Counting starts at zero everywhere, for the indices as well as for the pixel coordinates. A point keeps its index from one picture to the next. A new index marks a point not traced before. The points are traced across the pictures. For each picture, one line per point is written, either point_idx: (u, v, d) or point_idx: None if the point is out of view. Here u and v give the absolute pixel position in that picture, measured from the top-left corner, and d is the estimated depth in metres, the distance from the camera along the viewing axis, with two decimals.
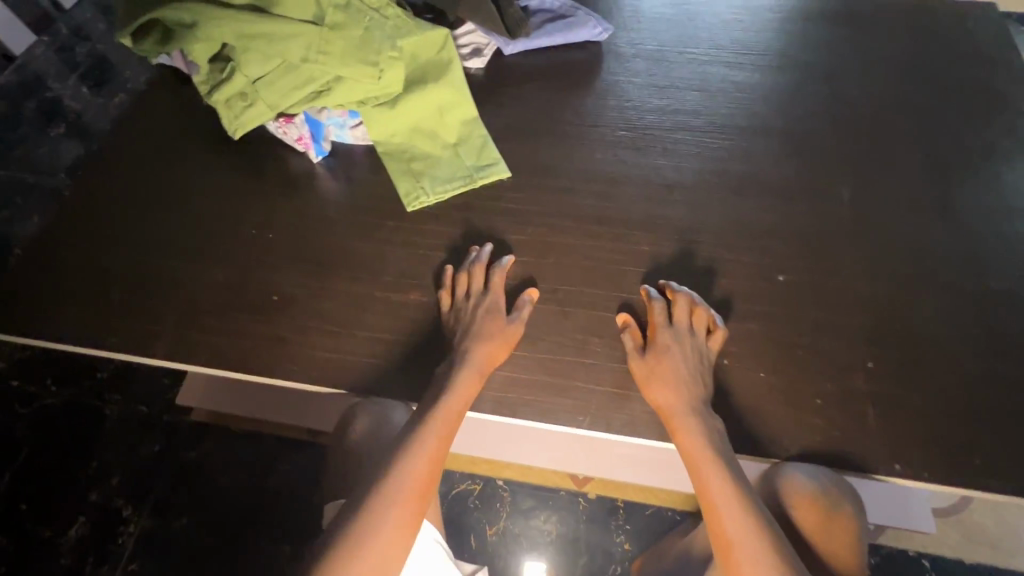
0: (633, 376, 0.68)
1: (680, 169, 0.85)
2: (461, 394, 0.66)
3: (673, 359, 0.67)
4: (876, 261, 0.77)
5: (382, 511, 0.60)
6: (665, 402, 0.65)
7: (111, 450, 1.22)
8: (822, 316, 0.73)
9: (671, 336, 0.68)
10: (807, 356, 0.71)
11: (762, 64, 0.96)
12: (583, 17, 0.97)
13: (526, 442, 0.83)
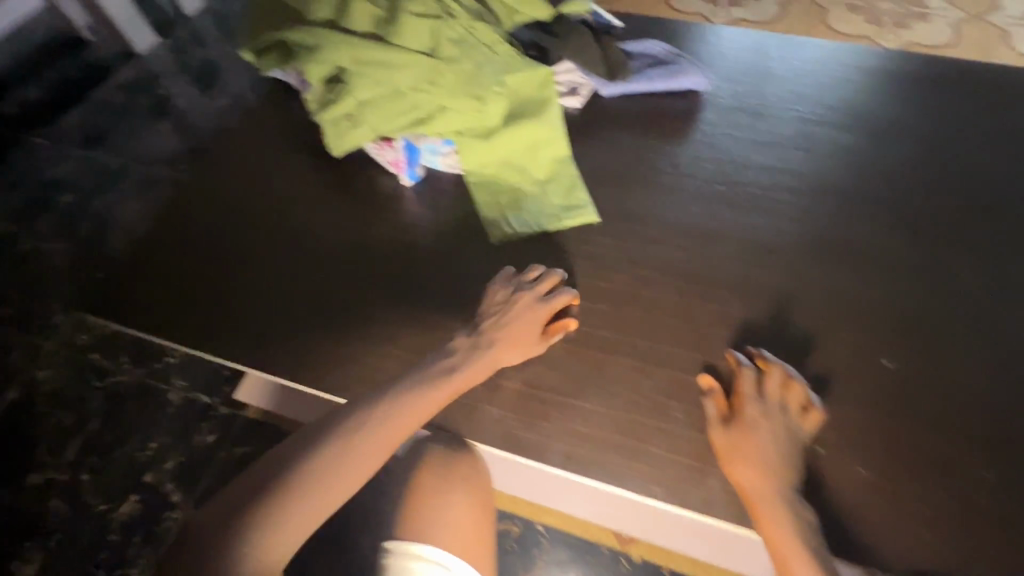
0: (715, 451, 0.63)
1: (780, 230, 0.80)
2: (472, 374, 0.67)
3: (761, 437, 0.61)
4: (1000, 357, 0.69)
5: (356, 453, 0.59)
6: (752, 484, 0.60)
7: (170, 434, 1.27)
8: (933, 413, 0.66)
9: (763, 412, 0.63)
10: (910, 454, 0.64)
11: (875, 128, 0.90)
12: (687, 66, 0.95)
13: (572, 497, 0.71)
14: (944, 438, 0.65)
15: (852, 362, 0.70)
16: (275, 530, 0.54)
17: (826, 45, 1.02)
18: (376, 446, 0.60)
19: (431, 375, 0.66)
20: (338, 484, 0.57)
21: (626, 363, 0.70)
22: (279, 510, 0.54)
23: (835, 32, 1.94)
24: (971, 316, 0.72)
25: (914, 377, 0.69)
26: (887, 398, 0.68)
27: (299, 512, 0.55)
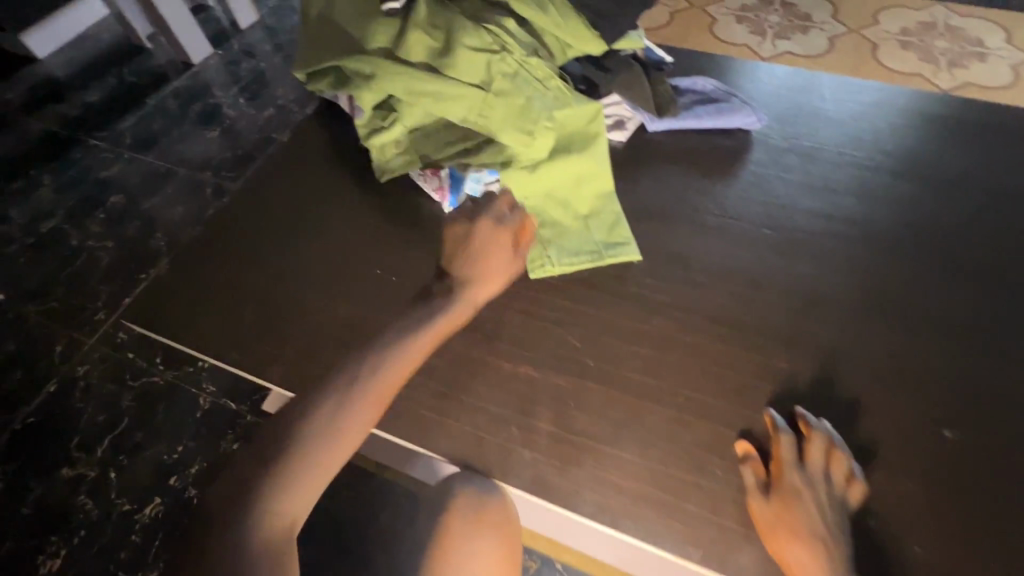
0: (755, 523, 0.59)
1: (832, 280, 0.77)
2: (453, 318, 0.73)
3: (804, 510, 0.58)
4: None
5: (352, 405, 0.63)
6: (798, 563, 0.56)
7: (197, 439, 1.28)
8: (995, 489, 0.62)
9: (805, 484, 0.59)
10: (969, 534, 0.60)
11: (936, 178, 0.87)
12: (738, 104, 0.93)
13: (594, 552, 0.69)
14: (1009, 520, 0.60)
15: (907, 427, 0.66)
16: (287, 493, 0.57)
17: (883, 88, 0.99)
18: (370, 399, 0.64)
19: (411, 330, 0.70)
20: (342, 441, 0.61)
21: (664, 411, 0.68)
22: (292, 470, 0.58)
23: (885, 68, 1.90)
24: None
25: (974, 449, 0.64)
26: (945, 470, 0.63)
27: (312, 471, 0.58)
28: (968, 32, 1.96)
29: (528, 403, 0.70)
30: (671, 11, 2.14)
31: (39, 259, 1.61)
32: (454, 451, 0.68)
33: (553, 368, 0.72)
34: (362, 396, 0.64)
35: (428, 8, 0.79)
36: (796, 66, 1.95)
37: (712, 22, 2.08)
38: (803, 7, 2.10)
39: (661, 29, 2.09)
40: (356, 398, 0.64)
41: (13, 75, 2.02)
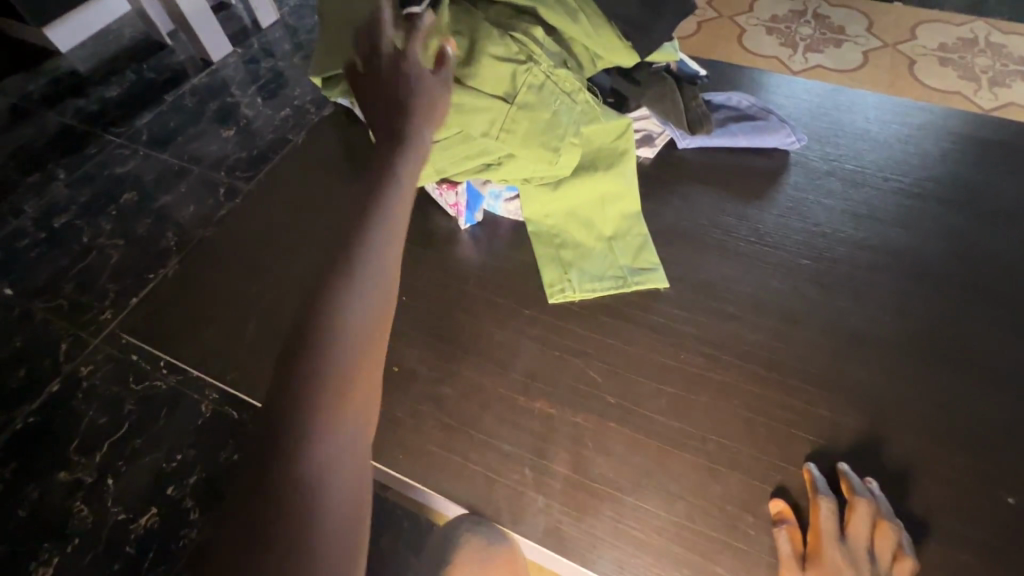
0: None
1: (878, 320, 0.71)
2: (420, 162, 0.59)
3: None
4: None
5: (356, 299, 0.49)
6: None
7: (196, 448, 1.24)
8: None
9: (846, 559, 0.53)
10: None
11: (989, 210, 0.80)
12: (776, 123, 0.87)
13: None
14: None
15: (961, 490, 0.59)
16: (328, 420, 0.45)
17: (932, 108, 0.92)
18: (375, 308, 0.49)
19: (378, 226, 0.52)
20: (371, 344, 0.49)
21: (690, 459, 0.62)
22: (328, 397, 0.46)
23: (924, 85, 1.82)
24: None
25: None
26: (1003, 541, 0.56)
27: (349, 387, 0.47)
28: (1013, 50, 1.87)
29: (543, 442, 0.64)
30: (699, 20, 2.07)
31: (50, 254, 1.59)
32: (460, 491, 0.63)
33: (571, 404, 0.67)
34: (355, 323, 0.48)
35: (451, 9, 0.74)
36: (829, 80, 1.87)
37: (742, 32, 2.02)
38: (838, 19, 2.03)
39: (689, 39, 2.02)
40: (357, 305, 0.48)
41: (34, 68, 2.02)
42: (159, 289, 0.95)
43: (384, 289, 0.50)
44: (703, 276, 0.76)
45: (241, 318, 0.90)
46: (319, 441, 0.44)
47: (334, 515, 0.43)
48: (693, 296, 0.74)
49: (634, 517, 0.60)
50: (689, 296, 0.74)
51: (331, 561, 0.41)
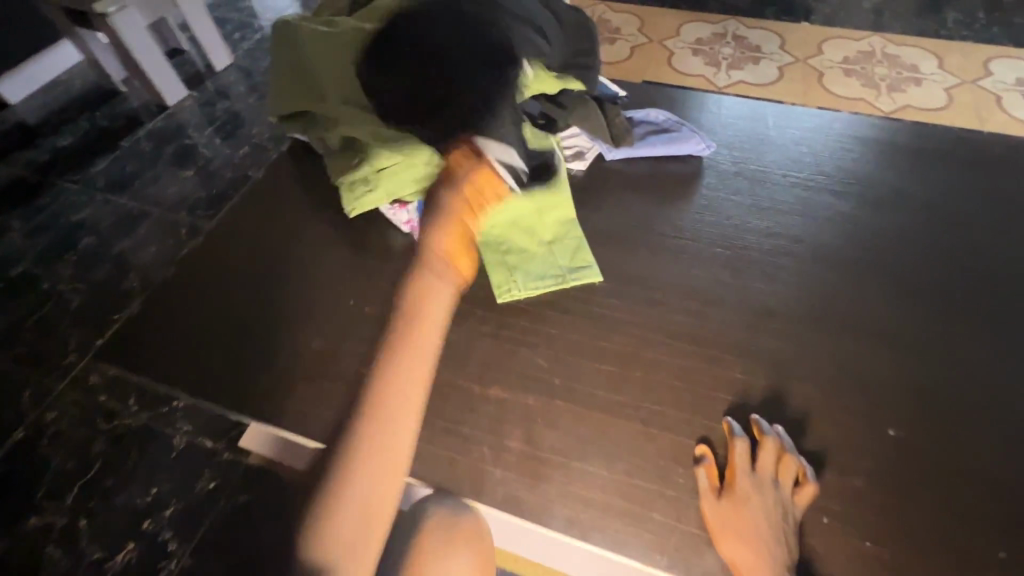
0: (707, 522, 0.63)
1: (781, 294, 0.82)
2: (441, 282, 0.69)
3: (752, 511, 0.62)
4: (990, 425, 0.69)
5: (396, 379, 0.63)
6: (744, 561, 0.59)
7: (172, 480, 1.26)
8: (931, 481, 0.66)
9: (753, 485, 0.63)
10: (912, 525, 0.63)
11: (872, 197, 0.94)
12: (688, 133, 1.00)
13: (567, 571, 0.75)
14: (943, 508, 0.64)
15: (852, 429, 0.70)
16: (355, 470, 0.59)
17: (821, 113, 1.07)
18: (405, 390, 0.62)
19: (413, 327, 0.66)
20: (393, 416, 0.62)
21: (627, 427, 0.71)
22: (361, 456, 0.60)
23: (832, 95, 2.03)
24: (964, 384, 0.73)
25: (912, 445, 0.68)
26: (886, 467, 0.67)
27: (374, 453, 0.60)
28: (905, 59, 2.11)
29: (497, 422, 0.72)
30: (631, 45, 2.26)
31: (7, 304, 1.59)
32: (425, 472, 0.70)
33: (522, 388, 0.75)
34: (389, 401, 0.62)
35: None
36: (750, 94, 2.07)
37: (671, 55, 2.21)
38: (754, 39, 2.24)
39: (624, 62, 2.20)
40: (392, 389, 0.63)
41: None
42: (133, 323, 1.00)
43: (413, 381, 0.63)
44: (632, 269, 0.87)
45: (213, 344, 0.95)
46: (350, 485, 0.59)
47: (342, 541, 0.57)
48: (625, 287, 0.85)
49: (580, 479, 0.68)
50: (621, 287, 0.85)
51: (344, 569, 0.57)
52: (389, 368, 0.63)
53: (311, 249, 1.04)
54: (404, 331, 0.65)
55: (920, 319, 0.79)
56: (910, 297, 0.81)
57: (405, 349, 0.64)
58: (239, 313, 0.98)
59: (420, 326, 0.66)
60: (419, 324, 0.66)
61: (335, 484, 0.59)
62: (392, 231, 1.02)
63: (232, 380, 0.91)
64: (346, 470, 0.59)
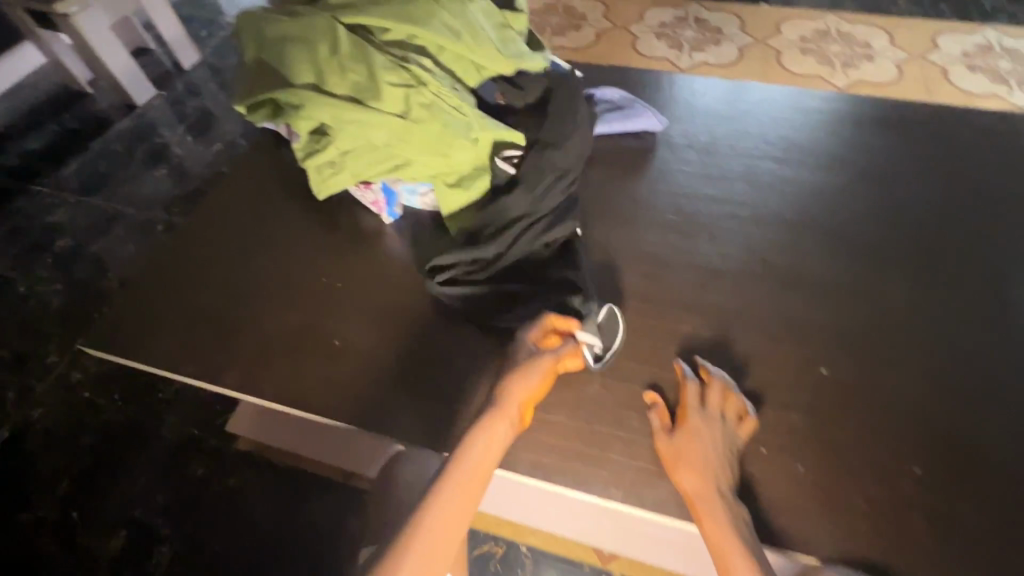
0: (660, 454, 0.70)
1: (724, 255, 0.90)
2: (505, 428, 0.71)
3: (702, 444, 0.68)
4: (900, 360, 0.78)
5: (449, 493, 0.66)
6: (695, 487, 0.66)
7: (161, 469, 1.28)
8: (845, 411, 0.75)
9: (703, 420, 0.70)
10: (826, 447, 0.73)
11: (811, 162, 1.00)
12: (642, 109, 1.05)
13: (555, 512, 0.81)
14: (854, 433, 0.73)
15: (781, 370, 0.78)
16: None
17: (768, 87, 1.13)
18: (455, 509, 0.66)
19: (476, 447, 0.69)
20: (437, 537, 0.64)
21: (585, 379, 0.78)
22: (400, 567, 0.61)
23: (790, 73, 2.10)
24: (879, 326, 0.82)
25: (831, 382, 0.77)
26: (807, 400, 0.76)
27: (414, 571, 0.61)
28: (858, 36, 2.19)
29: None
30: (596, 31, 2.30)
31: None
32: None
33: None
34: (440, 510, 0.65)
35: (349, 37, 0.87)
36: (711, 75, 2.14)
37: (635, 39, 2.26)
38: (715, 22, 2.31)
39: (589, 48, 2.25)
40: (440, 501, 0.66)
41: None
42: (116, 314, 1.03)
43: (464, 501, 0.66)
44: (588, 239, 0.94)
45: (195, 329, 0.99)
46: None
47: None
48: (582, 252, 0.91)
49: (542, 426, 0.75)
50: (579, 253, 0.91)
51: None
52: (448, 478, 0.67)
53: (285, 234, 1.07)
54: (470, 460, 0.68)
55: (845, 271, 0.87)
56: (837, 251, 0.90)
57: (467, 461, 0.68)
58: (219, 299, 1.02)
59: (478, 445, 0.69)
60: (480, 447, 0.69)
61: None
62: (363, 214, 1.06)
63: (215, 362, 0.95)
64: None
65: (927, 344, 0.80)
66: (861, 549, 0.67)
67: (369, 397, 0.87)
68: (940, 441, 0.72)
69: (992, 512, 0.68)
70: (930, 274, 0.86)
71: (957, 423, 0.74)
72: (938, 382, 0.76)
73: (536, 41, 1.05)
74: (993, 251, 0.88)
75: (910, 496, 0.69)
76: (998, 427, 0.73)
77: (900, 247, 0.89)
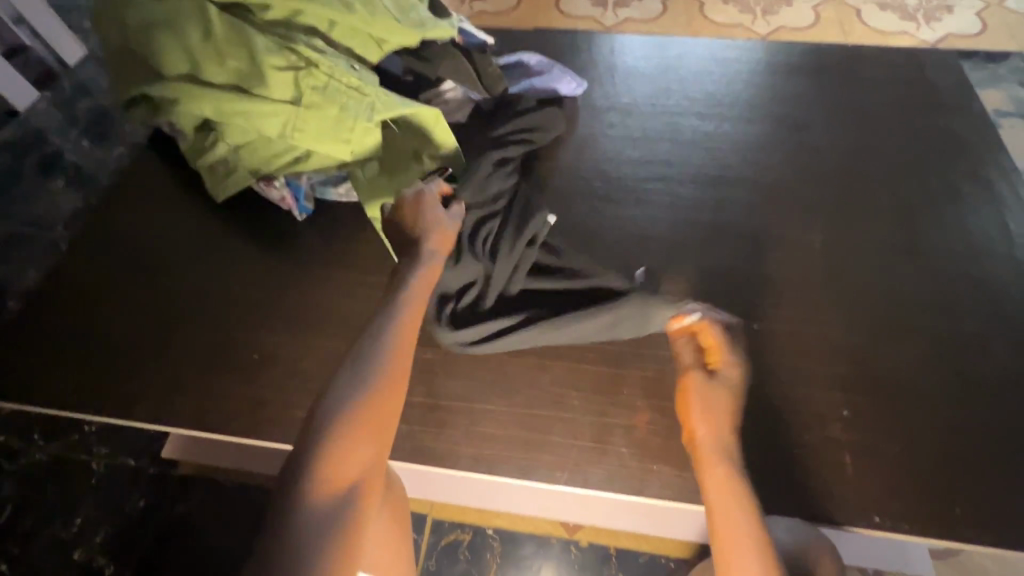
0: (684, 396, 0.71)
1: (650, 219, 0.89)
2: (426, 278, 0.76)
3: (726, 391, 0.70)
4: (820, 307, 0.80)
5: (383, 342, 0.69)
6: (704, 434, 0.67)
7: (99, 504, 1.13)
8: (774, 364, 0.77)
9: (730, 364, 0.72)
10: (757, 401, 0.74)
11: (730, 114, 1.00)
12: (558, 74, 1.00)
13: (509, 498, 0.79)
14: (784, 384, 0.75)
15: None
16: (341, 426, 0.62)
17: (687, 41, 1.10)
18: (391, 353, 0.68)
19: (400, 302, 0.73)
20: (384, 379, 0.66)
21: (521, 364, 0.78)
22: (346, 403, 0.64)
23: (714, 24, 2.09)
24: (800, 275, 0.83)
25: (759, 336, 0.79)
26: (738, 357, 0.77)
27: (365, 411, 0.64)
28: None
29: None
30: None
31: None
32: None
33: (421, 343, 0.81)
34: (378, 356, 0.68)
35: (221, 19, 0.78)
36: (638, 31, 2.10)
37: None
38: None
39: (513, 12, 2.16)
40: (374, 345, 0.69)
41: None
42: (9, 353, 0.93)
43: (398, 343, 0.69)
44: None
45: (106, 356, 0.90)
46: (328, 432, 0.61)
47: (305, 503, 0.57)
48: None
49: (481, 417, 0.75)
50: None
51: (319, 520, 0.56)
52: (377, 330, 0.71)
53: (196, 243, 0.98)
54: (404, 312, 0.72)
55: (765, 223, 0.88)
56: (757, 204, 0.90)
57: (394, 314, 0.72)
58: (129, 320, 0.93)
59: (403, 299, 0.74)
60: (404, 294, 0.74)
61: (318, 434, 0.62)
62: (274, 212, 0.98)
63: (128, 390, 0.87)
64: (333, 415, 0.63)
65: (844, 287, 0.82)
66: (791, 494, 0.69)
67: (302, 409, 0.83)
68: (861, 379, 0.75)
69: (906, 439, 0.71)
70: (843, 217, 0.88)
71: (875, 360, 0.76)
72: (856, 324, 0.79)
73: (440, 10, 0.97)
74: (899, 188, 0.91)
75: (834, 438, 0.72)
76: (910, 358, 0.76)
77: (815, 193, 0.90)
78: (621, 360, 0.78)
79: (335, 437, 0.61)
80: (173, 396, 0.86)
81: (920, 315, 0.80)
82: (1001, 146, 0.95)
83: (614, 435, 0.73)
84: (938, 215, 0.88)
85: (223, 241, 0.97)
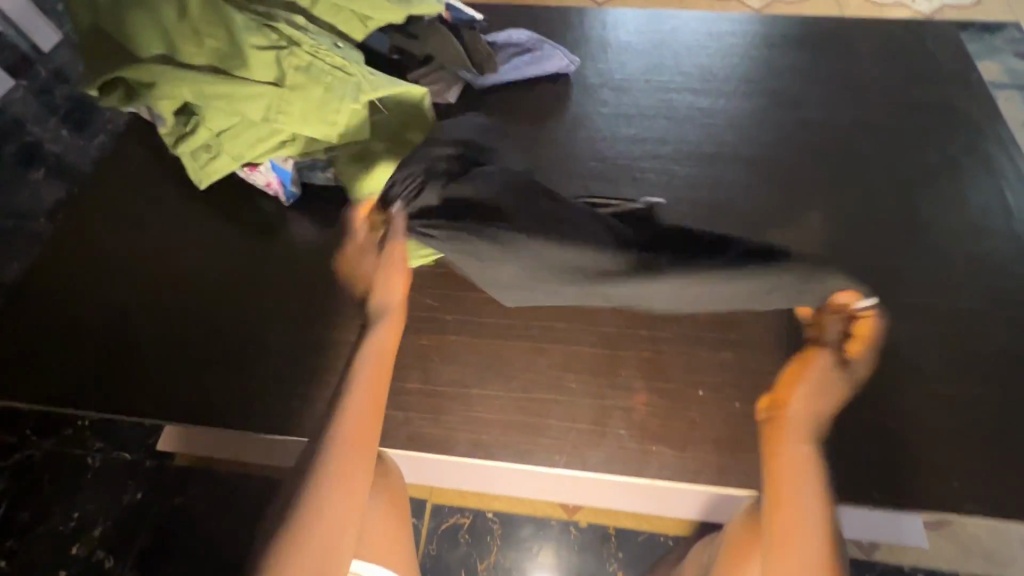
0: (813, 365, 0.70)
1: (645, 198, 0.87)
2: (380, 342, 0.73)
3: (842, 376, 0.70)
4: None
5: (339, 428, 0.65)
6: (794, 418, 0.67)
7: (96, 498, 1.12)
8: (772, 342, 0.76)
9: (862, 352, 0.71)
10: (755, 380, 0.74)
11: (725, 90, 0.97)
12: (550, 51, 0.98)
13: (500, 484, 0.79)
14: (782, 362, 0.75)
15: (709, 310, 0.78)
16: (298, 529, 0.59)
17: (680, 14, 1.07)
18: (346, 440, 0.64)
19: (353, 383, 0.69)
20: (339, 469, 0.62)
21: (517, 348, 0.77)
22: (301, 503, 0.60)
23: None
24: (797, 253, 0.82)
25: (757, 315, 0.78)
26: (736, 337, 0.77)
27: (320, 508, 0.60)
28: None
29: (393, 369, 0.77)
30: None
31: None
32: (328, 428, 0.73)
33: (415, 330, 0.80)
34: (333, 442, 0.64)
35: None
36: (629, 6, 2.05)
37: None
38: None
39: None
40: (331, 430, 0.65)
41: None
42: None
43: (352, 424, 0.65)
44: None
45: (95, 349, 0.88)
46: (282, 540, 0.58)
47: None
48: None
49: (477, 402, 0.75)
50: None
51: None
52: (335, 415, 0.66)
53: (182, 232, 0.96)
54: (357, 392, 0.68)
55: (762, 201, 0.87)
56: (753, 181, 0.88)
57: (352, 396, 0.67)
58: (117, 311, 0.91)
59: (356, 380, 0.69)
60: (358, 369, 0.70)
61: (273, 543, 0.59)
62: (260, 198, 0.96)
63: (118, 384, 0.86)
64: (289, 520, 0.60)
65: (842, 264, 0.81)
66: None
67: (297, 399, 0.82)
68: None
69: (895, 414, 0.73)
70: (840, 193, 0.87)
71: None
72: None
73: None
74: (896, 162, 0.89)
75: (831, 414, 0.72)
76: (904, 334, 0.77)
77: (812, 169, 0.89)
78: (618, 342, 0.77)
79: (291, 547, 0.58)
80: (165, 389, 0.84)
81: (915, 291, 0.80)
82: (998, 118, 0.94)
83: (613, 417, 0.73)
84: (936, 189, 0.87)
85: (210, 229, 0.95)
